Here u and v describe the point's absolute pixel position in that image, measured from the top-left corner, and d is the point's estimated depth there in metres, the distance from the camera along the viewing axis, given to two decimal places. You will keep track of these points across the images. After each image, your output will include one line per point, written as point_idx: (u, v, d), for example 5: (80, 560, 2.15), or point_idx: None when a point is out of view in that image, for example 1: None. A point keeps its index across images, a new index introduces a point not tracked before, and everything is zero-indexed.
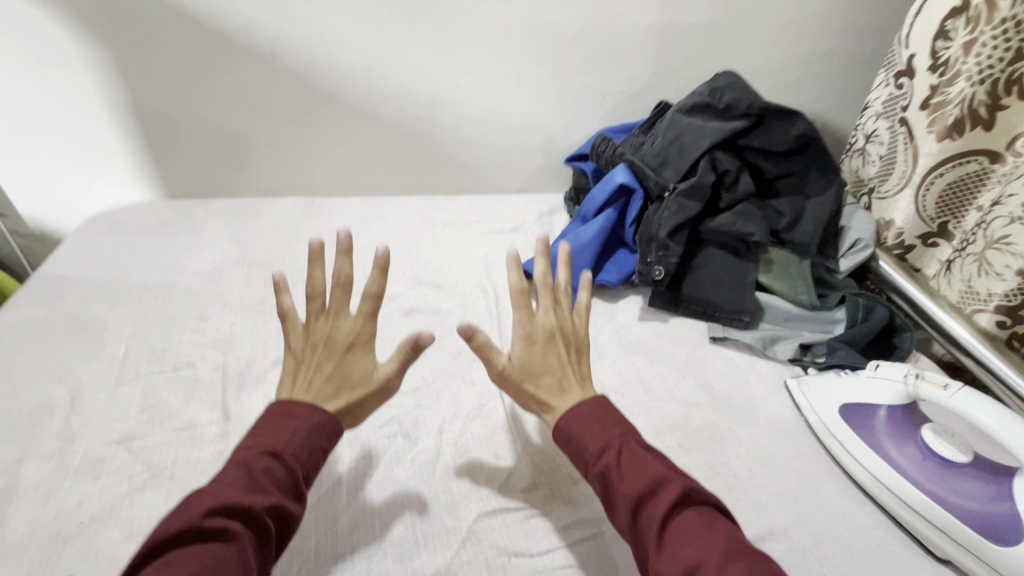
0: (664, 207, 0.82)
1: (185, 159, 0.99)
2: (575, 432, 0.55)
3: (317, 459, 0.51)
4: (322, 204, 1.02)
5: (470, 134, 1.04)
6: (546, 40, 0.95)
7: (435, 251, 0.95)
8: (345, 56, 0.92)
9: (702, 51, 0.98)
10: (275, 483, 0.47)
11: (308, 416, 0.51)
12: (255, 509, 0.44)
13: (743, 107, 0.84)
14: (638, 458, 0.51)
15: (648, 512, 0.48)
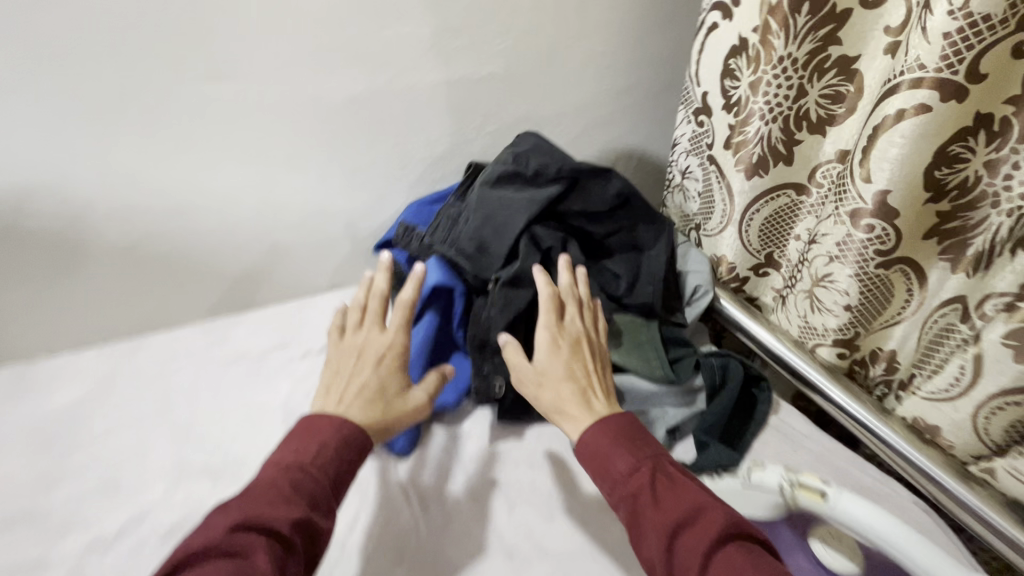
0: (491, 305, 0.70)
1: None
2: (604, 455, 0.58)
3: (343, 470, 0.55)
4: (41, 368, 0.73)
5: (244, 238, 0.83)
6: (310, 117, 0.76)
7: (210, 414, 0.69)
8: (17, 177, 0.66)
9: (501, 103, 0.87)
10: (303, 496, 0.50)
11: (335, 426, 0.57)
12: (279, 524, 0.47)
13: (554, 172, 0.74)
14: (675, 489, 0.54)
15: (684, 538, 0.50)
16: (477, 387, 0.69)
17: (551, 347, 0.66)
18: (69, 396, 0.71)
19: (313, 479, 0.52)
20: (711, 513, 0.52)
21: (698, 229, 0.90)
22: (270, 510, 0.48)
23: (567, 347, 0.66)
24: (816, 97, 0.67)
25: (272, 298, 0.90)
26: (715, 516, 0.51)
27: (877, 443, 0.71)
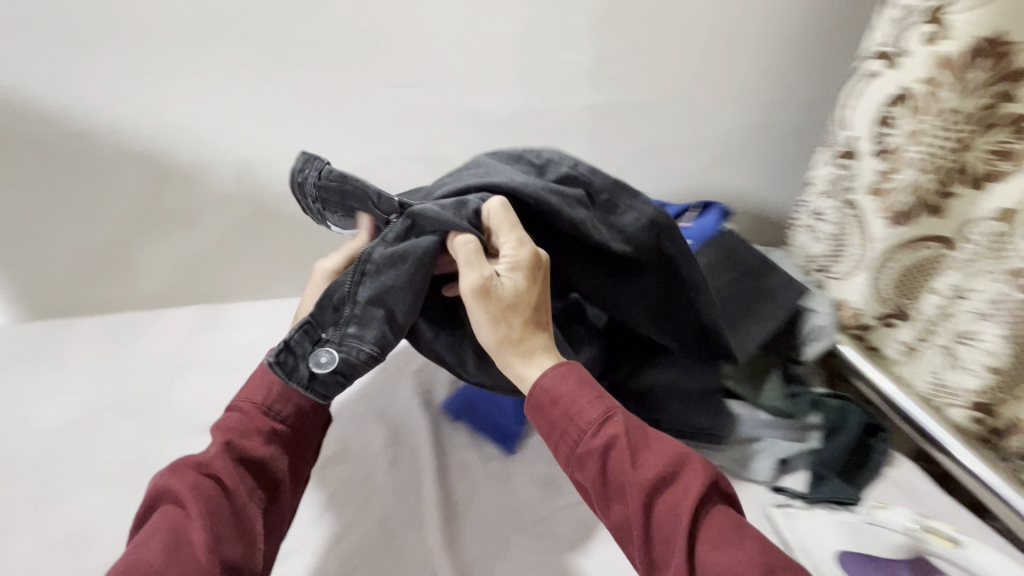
0: (390, 262, 0.55)
1: (49, 276, 0.82)
2: (565, 399, 0.52)
3: (275, 395, 0.57)
4: (221, 314, 0.86)
5: None
6: (474, 126, 0.84)
7: None
8: (235, 151, 0.77)
9: (640, 130, 0.93)
10: (229, 430, 0.53)
11: (257, 361, 0.59)
12: (203, 460, 0.50)
13: (559, 166, 0.64)
14: (652, 442, 0.50)
15: (665, 499, 0.46)
16: (287, 361, 0.53)
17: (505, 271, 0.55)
18: (244, 341, 0.82)
19: (241, 412, 0.55)
20: (692, 461, 0.48)
21: (824, 271, 0.89)
22: (197, 454, 0.51)
23: (536, 273, 0.55)
24: (983, 152, 0.66)
25: None
26: (698, 466, 0.48)
27: (1002, 507, 0.69)
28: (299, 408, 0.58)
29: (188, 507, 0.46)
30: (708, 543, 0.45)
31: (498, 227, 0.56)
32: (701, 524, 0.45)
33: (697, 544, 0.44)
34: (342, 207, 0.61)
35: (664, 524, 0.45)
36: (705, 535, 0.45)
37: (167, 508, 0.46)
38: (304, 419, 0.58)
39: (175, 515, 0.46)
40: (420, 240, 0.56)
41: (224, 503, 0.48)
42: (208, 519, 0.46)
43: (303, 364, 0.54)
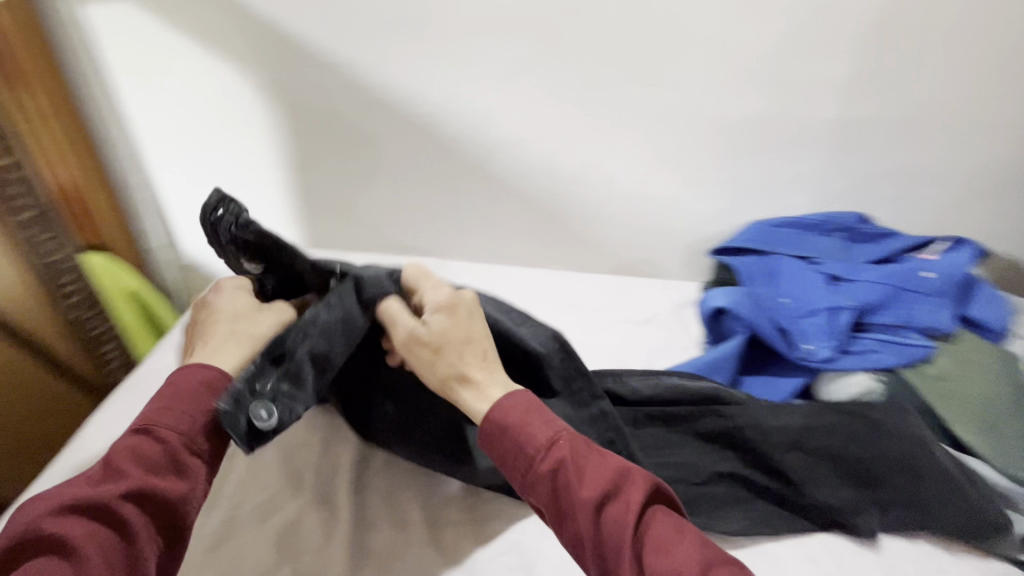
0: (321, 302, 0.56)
1: (331, 213, 1.02)
2: (512, 425, 0.50)
3: (199, 427, 0.50)
4: (448, 268, 1.00)
5: (606, 215, 0.98)
6: (711, 129, 0.88)
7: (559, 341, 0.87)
8: (499, 131, 0.89)
9: (883, 150, 0.89)
10: (136, 465, 0.47)
11: (188, 380, 0.52)
12: (110, 497, 0.45)
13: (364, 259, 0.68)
14: (593, 455, 0.49)
15: (611, 512, 0.45)
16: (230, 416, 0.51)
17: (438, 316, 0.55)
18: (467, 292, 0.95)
19: (155, 441, 0.48)
20: (634, 473, 0.48)
21: None
22: (94, 489, 0.46)
23: (464, 307, 0.57)
24: None
25: (604, 270, 1.05)
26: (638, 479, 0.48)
27: None
28: (200, 437, 0.50)
29: (88, 561, 0.42)
30: (654, 550, 0.44)
31: (417, 284, 0.61)
32: (648, 533, 0.45)
33: (647, 554, 0.43)
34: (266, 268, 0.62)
35: (610, 535, 0.45)
36: (653, 542, 0.44)
37: (53, 552, 0.42)
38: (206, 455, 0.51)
39: (67, 564, 0.41)
40: (353, 305, 0.58)
41: (124, 551, 0.44)
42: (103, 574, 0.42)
43: (242, 416, 0.52)
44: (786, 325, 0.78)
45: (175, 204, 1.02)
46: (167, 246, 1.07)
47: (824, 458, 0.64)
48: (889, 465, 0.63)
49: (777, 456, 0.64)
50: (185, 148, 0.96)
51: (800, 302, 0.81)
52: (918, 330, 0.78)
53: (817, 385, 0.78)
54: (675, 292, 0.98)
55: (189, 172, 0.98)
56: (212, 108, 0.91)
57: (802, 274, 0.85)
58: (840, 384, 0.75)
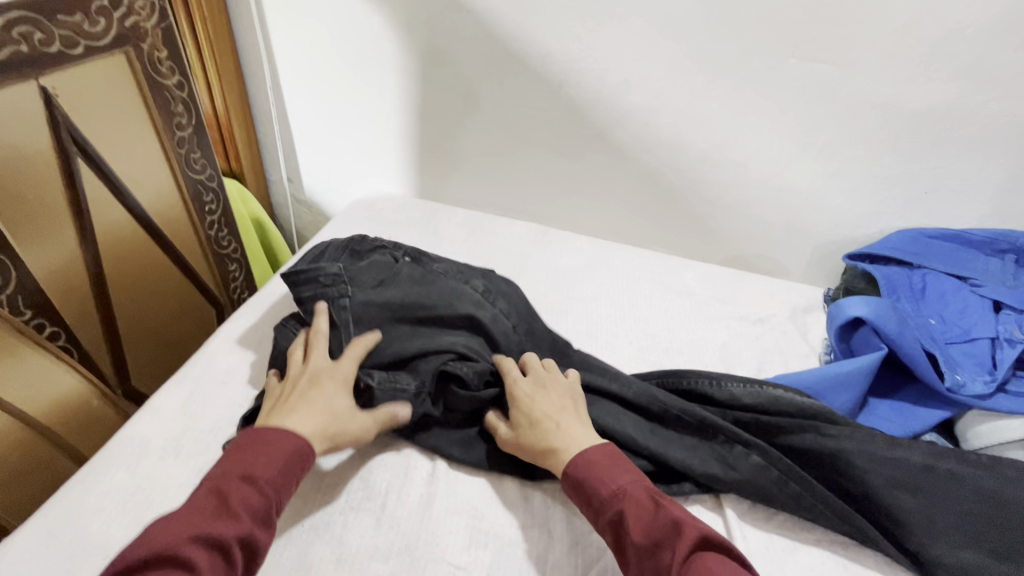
0: (400, 390, 0.60)
1: (446, 168, 1.02)
2: (577, 477, 0.52)
3: (291, 485, 0.48)
4: (554, 237, 0.97)
5: (732, 201, 0.90)
6: (876, 117, 0.78)
7: (664, 326, 0.83)
8: (630, 98, 0.84)
9: None
10: (246, 508, 0.44)
11: (287, 444, 0.49)
12: (224, 539, 0.41)
13: (426, 295, 0.67)
14: (654, 506, 0.48)
15: (660, 561, 0.44)
16: None
17: (529, 392, 0.59)
18: (572, 263, 0.93)
19: (257, 490, 0.46)
20: (684, 527, 0.45)
21: None
22: (202, 525, 0.42)
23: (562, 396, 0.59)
24: None
25: (716, 260, 0.98)
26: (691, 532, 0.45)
27: None
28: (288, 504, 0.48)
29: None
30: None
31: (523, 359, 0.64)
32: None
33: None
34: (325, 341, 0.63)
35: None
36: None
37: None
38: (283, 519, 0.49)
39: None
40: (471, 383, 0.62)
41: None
42: None
43: None
44: (934, 351, 0.70)
45: (300, 143, 1.07)
46: (289, 182, 1.13)
47: (947, 510, 0.55)
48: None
49: (887, 495, 0.56)
50: (321, 87, 0.99)
51: (953, 328, 0.73)
52: None
53: (958, 417, 0.68)
54: (795, 295, 0.90)
55: (321, 109, 1.02)
56: (352, 47, 0.93)
57: (957, 297, 0.76)
58: (991, 427, 0.65)
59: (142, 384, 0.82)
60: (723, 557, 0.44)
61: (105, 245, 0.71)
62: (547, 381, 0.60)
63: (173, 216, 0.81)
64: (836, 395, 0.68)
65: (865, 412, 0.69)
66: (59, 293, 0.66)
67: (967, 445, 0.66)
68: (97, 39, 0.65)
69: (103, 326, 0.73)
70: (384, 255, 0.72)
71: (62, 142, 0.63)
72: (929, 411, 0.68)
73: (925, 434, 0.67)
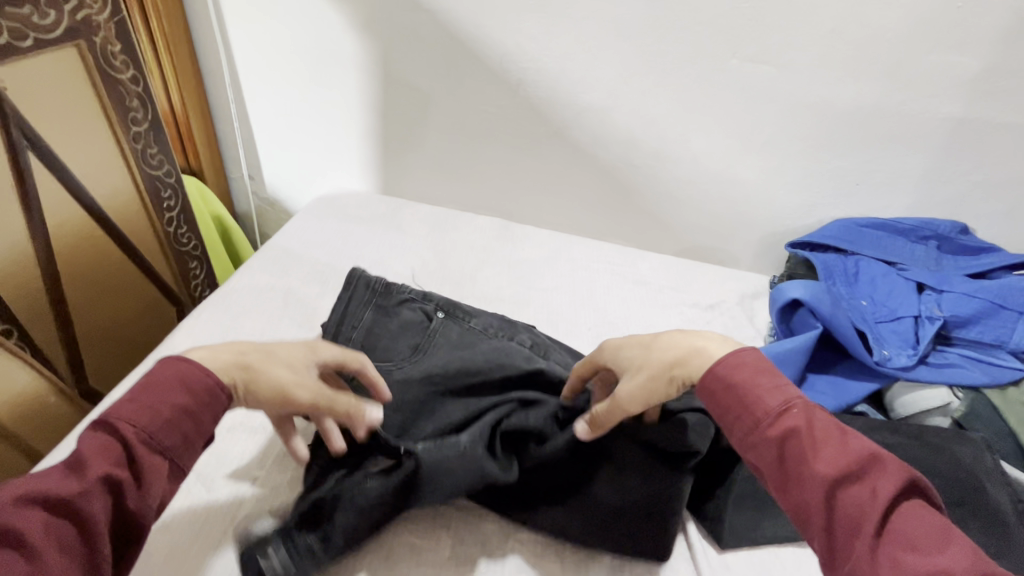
0: (444, 453, 0.55)
1: (409, 164, 1.04)
2: (736, 387, 0.48)
3: (172, 422, 0.45)
4: (516, 231, 1.00)
5: (683, 194, 0.95)
6: (811, 115, 0.84)
7: (620, 313, 0.87)
8: (584, 96, 0.88)
9: (998, 155, 0.83)
10: (102, 455, 0.42)
11: (164, 380, 0.46)
12: (69, 492, 0.40)
13: (472, 358, 0.63)
14: (835, 435, 0.44)
15: (850, 493, 0.41)
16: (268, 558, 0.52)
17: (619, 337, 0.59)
18: (534, 256, 0.96)
19: (120, 434, 0.43)
20: (886, 464, 0.42)
21: None
22: (53, 477, 0.40)
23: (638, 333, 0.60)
24: None
25: (671, 251, 1.03)
26: (891, 472, 0.41)
27: None
28: (186, 441, 0.46)
29: (49, 563, 0.37)
30: (900, 547, 0.38)
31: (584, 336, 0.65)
32: (893, 529, 0.39)
33: (884, 544, 0.38)
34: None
35: (842, 515, 0.40)
36: (896, 537, 0.39)
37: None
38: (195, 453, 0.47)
39: (18, 561, 0.36)
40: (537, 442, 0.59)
41: (85, 550, 0.39)
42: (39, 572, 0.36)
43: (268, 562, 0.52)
44: (865, 329, 0.76)
45: (262, 140, 1.06)
46: (250, 179, 1.12)
47: None
48: (952, 495, 0.60)
49: None
50: (282, 84, 0.99)
51: (882, 308, 0.79)
52: (1009, 352, 0.73)
53: (886, 390, 0.74)
54: (742, 283, 0.96)
55: (282, 106, 1.02)
56: (312, 44, 0.93)
57: (886, 280, 0.83)
58: (914, 396, 0.71)
59: (102, 384, 0.81)
60: (918, 501, 0.41)
61: (59, 245, 0.71)
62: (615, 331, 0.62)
63: (130, 213, 0.80)
64: (779, 370, 0.72)
65: (804, 387, 0.74)
66: (11, 291, 0.65)
67: (894, 415, 0.73)
68: (47, 32, 0.64)
69: (58, 327, 0.72)
70: (414, 310, 0.68)
71: (12, 137, 0.62)
72: (861, 386, 0.73)
73: (857, 405, 0.72)
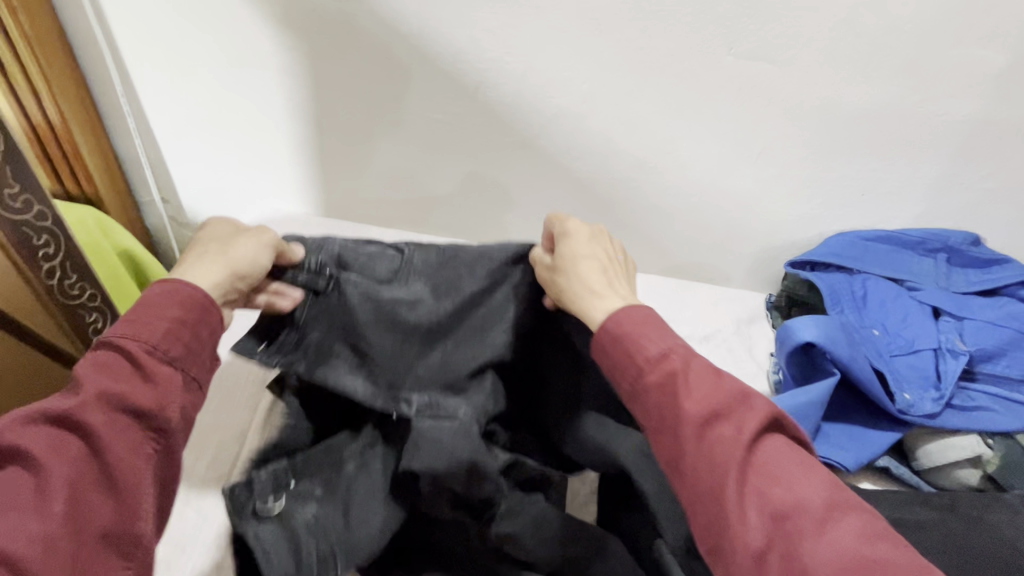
0: (441, 423, 0.53)
1: (352, 180, 0.88)
2: (623, 343, 0.46)
3: (173, 331, 0.42)
4: None
5: (669, 209, 0.84)
6: (814, 120, 0.73)
7: None
8: (555, 100, 0.75)
9: (1017, 159, 0.74)
10: (103, 371, 0.39)
11: (158, 293, 0.43)
12: (69, 413, 0.37)
13: (460, 302, 0.56)
14: (712, 375, 0.43)
15: (724, 432, 0.40)
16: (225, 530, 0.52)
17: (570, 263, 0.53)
18: None
19: (121, 347, 0.40)
20: (755, 399, 0.41)
21: None
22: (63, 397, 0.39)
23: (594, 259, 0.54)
24: None
25: (657, 270, 0.92)
26: (759, 408, 0.41)
27: None
28: (194, 352, 0.43)
29: (51, 479, 0.36)
30: (764, 479, 0.39)
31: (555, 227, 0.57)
32: (759, 467, 0.39)
33: (751, 476, 0.38)
34: (360, 355, 0.55)
35: (714, 457, 0.39)
36: (759, 470, 0.39)
37: (16, 472, 0.36)
38: (206, 364, 0.44)
39: (38, 481, 0.36)
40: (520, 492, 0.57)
41: (96, 467, 0.38)
42: (58, 496, 0.36)
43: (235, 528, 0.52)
44: (882, 368, 0.67)
45: None
46: (163, 202, 0.95)
47: None
48: None
49: None
50: (191, 91, 0.81)
51: (896, 339, 0.71)
52: None
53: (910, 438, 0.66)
54: (737, 305, 0.86)
55: (193, 117, 0.84)
56: (222, 45, 0.76)
57: (897, 304, 0.74)
58: (940, 444, 0.63)
59: None
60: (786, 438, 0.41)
61: None
62: (579, 251, 0.54)
63: None
64: None
65: (819, 440, 0.65)
66: None
67: (919, 466, 0.64)
68: None
69: None
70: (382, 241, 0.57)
71: None
72: (884, 437, 0.64)
73: (878, 459, 0.64)
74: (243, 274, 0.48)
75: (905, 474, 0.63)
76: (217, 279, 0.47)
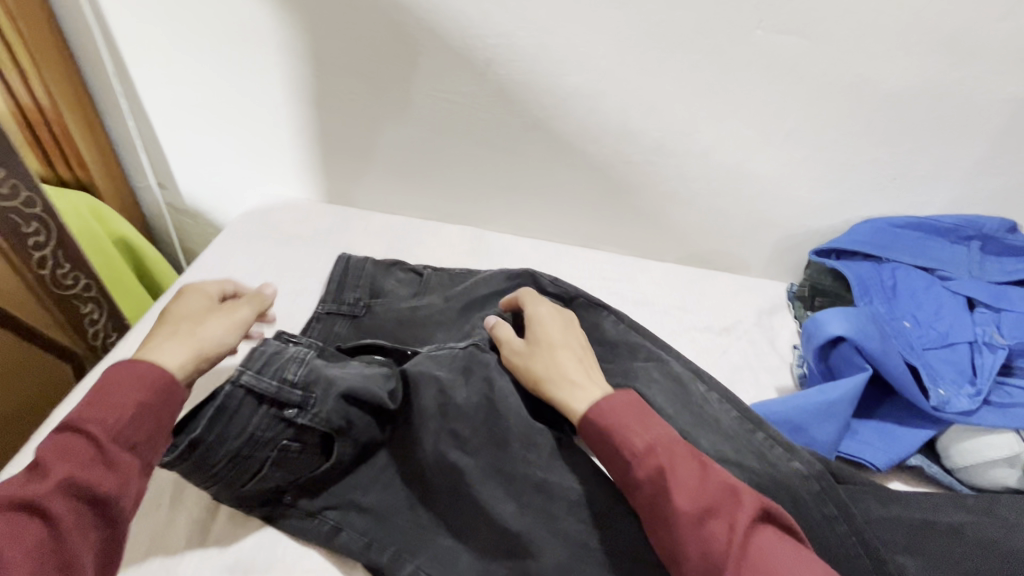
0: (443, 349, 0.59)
1: (356, 164, 0.84)
2: (605, 434, 0.48)
3: (140, 418, 0.43)
4: (491, 242, 0.84)
5: (687, 194, 0.80)
6: (846, 99, 0.68)
7: None
8: (570, 79, 0.70)
9: None
10: (67, 457, 0.40)
11: (124, 374, 0.44)
12: (33, 497, 0.38)
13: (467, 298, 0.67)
14: (698, 467, 0.45)
15: (715, 527, 0.42)
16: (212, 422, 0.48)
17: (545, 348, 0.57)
18: None
19: (86, 432, 0.41)
20: (742, 495, 0.43)
21: None
22: (23, 481, 0.39)
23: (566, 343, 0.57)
24: None
25: (673, 258, 0.88)
26: (748, 502, 0.43)
27: None
28: (154, 437, 0.44)
29: (8, 562, 0.36)
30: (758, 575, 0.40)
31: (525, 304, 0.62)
32: (753, 560, 0.40)
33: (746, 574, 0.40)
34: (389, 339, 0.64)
35: (710, 557, 0.41)
36: (754, 564, 0.40)
37: None
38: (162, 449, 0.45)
39: None
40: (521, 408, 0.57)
41: (53, 550, 0.38)
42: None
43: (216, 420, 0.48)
44: (915, 362, 0.64)
45: (168, 140, 0.85)
46: (161, 188, 0.91)
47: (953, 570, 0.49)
48: None
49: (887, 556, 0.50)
50: (187, 72, 0.78)
51: (929, 332, 0.67)
52: None
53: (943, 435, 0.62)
54: (757, 294, 0.82)
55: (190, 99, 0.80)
56: (218, 22, 0.72)
57: (929, 295, 0.70)
58: (976, 443, 0.59)
59: None
60: (777, 529, 0.43)
61: None
62: (556, 336, 0.58)
63: None
64: (820, 426, 0.59)
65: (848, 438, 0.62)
66: None
67: (952, 463, 0.61)
68: None
69: None
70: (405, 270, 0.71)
71: None
72: (916, 435, 0.61)
73: (910, 458, 0.61)
74: (209, 349, 0.50)
75: (938, 474, 0.60)
76: (184, 356, 0.48)
